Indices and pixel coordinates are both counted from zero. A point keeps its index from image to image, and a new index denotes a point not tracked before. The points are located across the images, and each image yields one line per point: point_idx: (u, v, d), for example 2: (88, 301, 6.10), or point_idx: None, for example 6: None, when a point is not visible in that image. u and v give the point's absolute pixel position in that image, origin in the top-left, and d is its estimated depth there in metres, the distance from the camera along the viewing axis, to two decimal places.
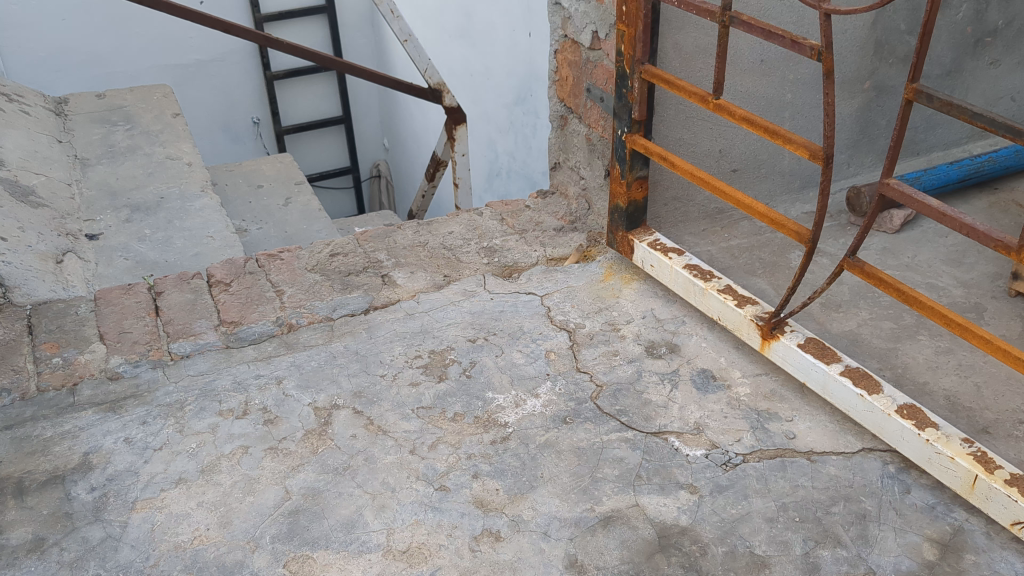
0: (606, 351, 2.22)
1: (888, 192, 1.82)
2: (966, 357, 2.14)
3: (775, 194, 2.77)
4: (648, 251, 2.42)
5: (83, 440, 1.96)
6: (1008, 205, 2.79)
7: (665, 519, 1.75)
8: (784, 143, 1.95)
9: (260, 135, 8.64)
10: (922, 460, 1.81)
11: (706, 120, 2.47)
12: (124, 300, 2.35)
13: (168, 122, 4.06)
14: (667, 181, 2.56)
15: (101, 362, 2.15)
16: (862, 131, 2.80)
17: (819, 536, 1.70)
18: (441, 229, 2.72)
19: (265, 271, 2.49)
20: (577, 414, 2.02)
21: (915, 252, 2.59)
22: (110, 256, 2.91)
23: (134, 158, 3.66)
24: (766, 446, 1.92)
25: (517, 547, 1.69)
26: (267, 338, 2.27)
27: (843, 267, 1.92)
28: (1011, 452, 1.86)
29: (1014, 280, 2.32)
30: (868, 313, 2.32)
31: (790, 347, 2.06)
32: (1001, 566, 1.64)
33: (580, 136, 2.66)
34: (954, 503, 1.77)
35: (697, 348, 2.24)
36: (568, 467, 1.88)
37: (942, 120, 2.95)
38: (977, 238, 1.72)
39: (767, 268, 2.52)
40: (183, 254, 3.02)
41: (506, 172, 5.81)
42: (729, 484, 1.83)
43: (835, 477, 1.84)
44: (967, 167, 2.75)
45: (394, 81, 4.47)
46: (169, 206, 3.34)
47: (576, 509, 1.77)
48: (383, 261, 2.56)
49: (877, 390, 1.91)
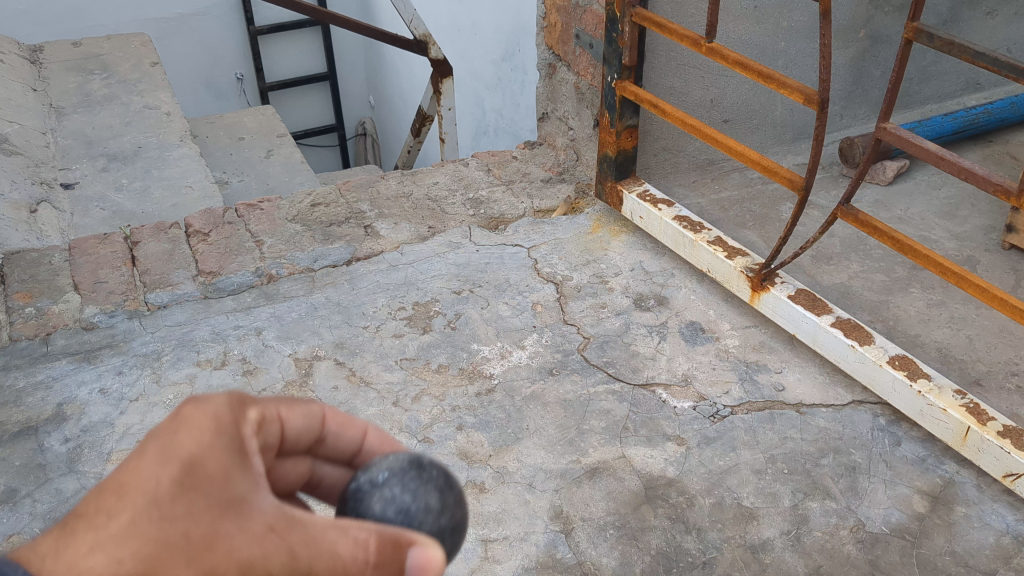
0: (594, 303, 2.17)
1: (885, 138, 1.77)
2: (958, 310, 2.12)
3: (766, 145, 2.73)
4: (637, 202, 2.37)
5: (57, 390, 1.91)
6: (1003, 158, 2.75)
7: (652, 470, 1.72)
8: (779, 87, 1.89)
9: (244, 91, 8.56)
10: (913, 412, 1.78)
11: (698, 68, 2.41)
12: (99, 250, 2.29)
13: (146, 70, 3.94)
14: (657, 131, 2.49)
15: (75, 313, 2.10)
16: (855, 82, 2.76)
17: (808, 488, 1.68)
18: (426, 179, 2.66)
19: (244, 221, 2.43)
20: (564, 366, 1.98)
21: (907, 204, 2.55)
22: (86, 206, 2.85)
23: (111, 106, 3.56)
24: (754, 398, 1.89)
25: (502, 499, 1.66)
26: (246, 288, 2.21)
27: (837, 215, 1.88)
28: (1003, 404, 1.84)
29: (1008, 233, 2.29)
30: (859, 266, 2.28)
31: (780, 299, 2.03)
32: (992, 519, 1.62)
33: (569, 84, 2.60)
34: (945, 456, 1.75)
35: (686, 301, 2.20)
36: (553, 419, 1.84)
37: (937, 71, 2.90)
38: (975, 183, 1.68)
39: (757, 220, 2.49)
40: (160, 204, 2.90)
41: (493, 130, 5.68)
42: (717, 436, 1.80)
43: (825, 429, 1.81)
44: (962, 118, 2.70)
45: (379, 31, 4.36)
46: (147, 154, 3.22)
47: (562, 461, 1.74)
48: (366, 212, 2.49)
49: (868, 341, 1.88)
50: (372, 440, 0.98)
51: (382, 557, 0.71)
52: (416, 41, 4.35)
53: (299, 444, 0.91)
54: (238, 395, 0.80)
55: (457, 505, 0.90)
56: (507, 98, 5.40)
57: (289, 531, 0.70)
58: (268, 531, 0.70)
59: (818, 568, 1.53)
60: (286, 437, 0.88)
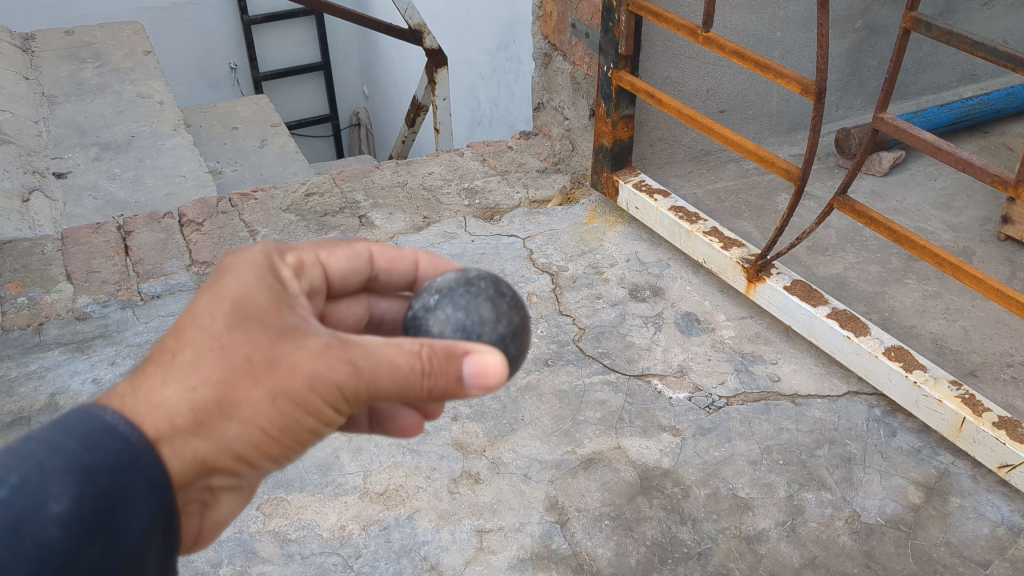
0: (590, 294, 2.17)
1: (882, 128, 1.77)
2: (953, 300, 2.12)
3: (762, 135, 2.73)
4: (633, 192, 2.36)
5: (50, 380, 1.90)
6: (998, 149, 2.75)
7: (647, 461, 1.72)
8: (776, 77, 1.88)
9: (237, 81, 8.52)
10: (908, 403, 1.78)
11: (694, 58, 2.40)
12: (92, 240, 2.28)
13: (138, 59, 3.91)
14: (653, 121, 2.48)
15: (68, 303, 2.09)
16: (852, 72, 2.75)
17: (803, 479, 1.68)
18: (421, 169, 2.64)
19: (238, 211, 2.42)
20: (559, 356, 1.97)
21: (903, 195, 2.54)
22: (79, 195, 2.83)
23: (103, 95, 3.54)
24: (750, 389, 1.89)
25: (497, 489, 1.66)
26: None
27: (833, 205, 1.87)
28: (998, 395, 1.84)
29: (1004, 224, 2.29)
30: (855, 256, 2.28)
31: (776, 289, 2.02)
32: (987, 509, 1.62)
33: (564, 74, 2.58)
34: (941, 447, 1.75)
35: (682, 292, 2.19)
36: (549, 410, 1.83)
37: (933, 62, 2.90)
38: (972, 173, 1.68)
39: (753, 210, 2.49)
40: (153, 194, 2.88)
41: (488, 121, 5.63)
42: (712, 426, 1.80)
43: (820, 420, 1.81)
44: (958, 109, 2.70)
45: (373, 21, 4.34)
46: (140, 144, 3.20)
47: (557, 452, 1.74)
48: (361, 202, 2.48)
49: (864, 332, 1.87)
50: (424, 265, 1.27)
51: (434, 360, 0.93)
52: (411, 31, 4.33)
53: (350, 285, 1.22)
54: (276, 247, 1.08)
55: (510, 311, 1.11)
56: (501, 89, 5.37)
57: (345, 350, 0.91)
58: (328, 348, 0.91)
59: (814, 559, 1.54)
60: (333, 280, 1.18)
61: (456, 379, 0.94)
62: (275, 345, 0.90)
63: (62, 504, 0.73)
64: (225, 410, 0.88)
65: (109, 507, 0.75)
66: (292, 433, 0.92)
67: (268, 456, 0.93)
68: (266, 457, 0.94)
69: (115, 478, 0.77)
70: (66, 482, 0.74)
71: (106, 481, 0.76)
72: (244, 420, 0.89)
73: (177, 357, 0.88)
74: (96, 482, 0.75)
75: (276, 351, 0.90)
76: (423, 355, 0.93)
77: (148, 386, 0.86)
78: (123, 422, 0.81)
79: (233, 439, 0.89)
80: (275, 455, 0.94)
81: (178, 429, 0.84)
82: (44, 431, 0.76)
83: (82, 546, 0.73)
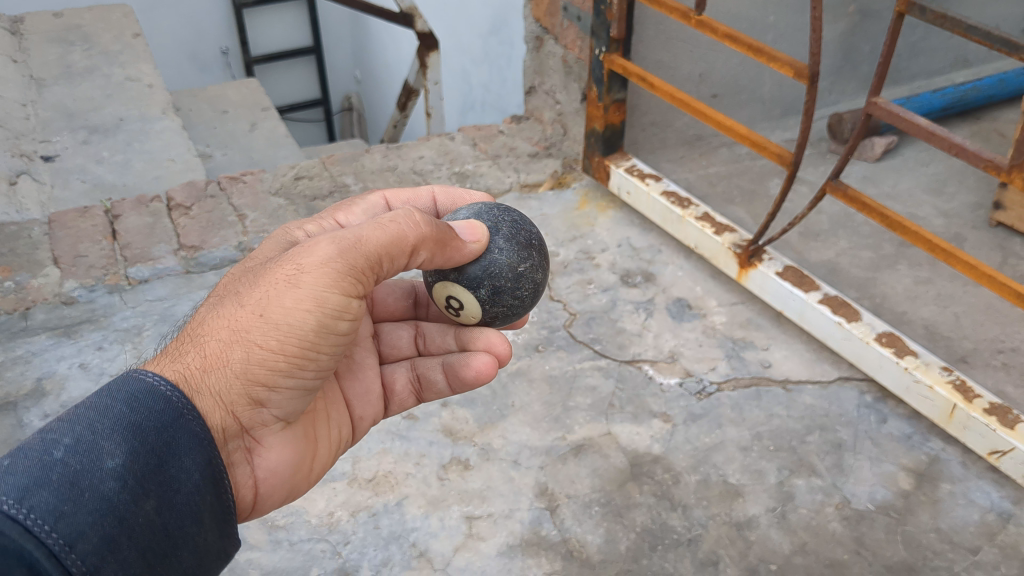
0: (581, 279, 2.15)
1: (875, 113, 1.75)
2: (945, 287, 2.11)
3: (754, 120, 2.71)
4: (625, 177, 2.35)
5: (36, 366, 1.89)
6: (990, 135, 2.75)
7: (637, 447, 1.72)
8: (769, 61, 1.86)
9: (228, 65, 8.48)
10: (900, 389, 1.78)
11: (687, 41, 2.39)
12: (79, 224, 2.26)
13: (127, 42, 3.86)
14: (646, 105, 2.47)
15: (55, 287, 2.07)
16: (845, 57, 2.74)
17: (793, 465, 1.67)
18: (412, 153, 2.62)
19: (226, 194, 2.40)
20: (550, 342, 1.96)
21: (895, 180, 2.54)
22: (67, 179, 2.81)
23: (92, 79, 3.50)
24: (741, 375, 1.88)
25: (486, 476, 1.65)
26: (228, 263, 2.19)
27: (825, 190, 1.86)
28: (989, 381, 1.84)
29: (995, 210, 2.29)
30: (847, 242, 2.27)
31: (767, 275, 2.01)
32: (977, 496, 1.62)
33: (556, 57, 2.56)
34: (931, 433, 1.75)
35: (673, 277, 2.18)
36: (539, 396, 1.83)
37: (926, 47, 2.88)
38: (965, 159, 1.66)
39: (745, 196, 2.50)
40: (142, 177, 2.85)
41: (479, 106, 5.57)
42: (703, 413, 1.79)
43: (811, 406, 1.80)
44: (951, 95, 2.68)
45: (364, 4, 4.30)
46: (128, 127, 3.17)
47: (547, 438, 1.73)
48: (351, 186, 2.46)
49: (856, 318, 1.87)
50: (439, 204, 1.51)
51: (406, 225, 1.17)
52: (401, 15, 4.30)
53: None
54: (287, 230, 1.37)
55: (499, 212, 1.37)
56: (493, 73, 5.30)
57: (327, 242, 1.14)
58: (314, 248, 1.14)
59: (804, 545, 1.53)
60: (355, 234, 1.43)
61: (422, 222, 1.18)
62: (259, 279, 1.13)
63: (115, 459, 0.93)
64: (230, 335, 1.08)
65: (157, 464, 0.96)
66: (299, 337, 1.11)
67: (288, 367, 1.12)
68: (285, 373, 1.13)
69: (160, 435, 0.97)
70: (117, 441, 0.94)
71: (152, 437, 0.96)
72: (244, 337, 1.09)
73: (192, 325, 1.13)
74: (142, 438, 0.96)
75: (263, 276, 1.13)
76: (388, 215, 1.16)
77: (171, 349, 1.10)
78: (164, 384, 1.01)
79: (242, 357, 1.09)
80: (292, 373, 1.13)
81: (194, 368, 1.06)
82: (94, 398, 0.97)
83: (140, 500, 0.93)
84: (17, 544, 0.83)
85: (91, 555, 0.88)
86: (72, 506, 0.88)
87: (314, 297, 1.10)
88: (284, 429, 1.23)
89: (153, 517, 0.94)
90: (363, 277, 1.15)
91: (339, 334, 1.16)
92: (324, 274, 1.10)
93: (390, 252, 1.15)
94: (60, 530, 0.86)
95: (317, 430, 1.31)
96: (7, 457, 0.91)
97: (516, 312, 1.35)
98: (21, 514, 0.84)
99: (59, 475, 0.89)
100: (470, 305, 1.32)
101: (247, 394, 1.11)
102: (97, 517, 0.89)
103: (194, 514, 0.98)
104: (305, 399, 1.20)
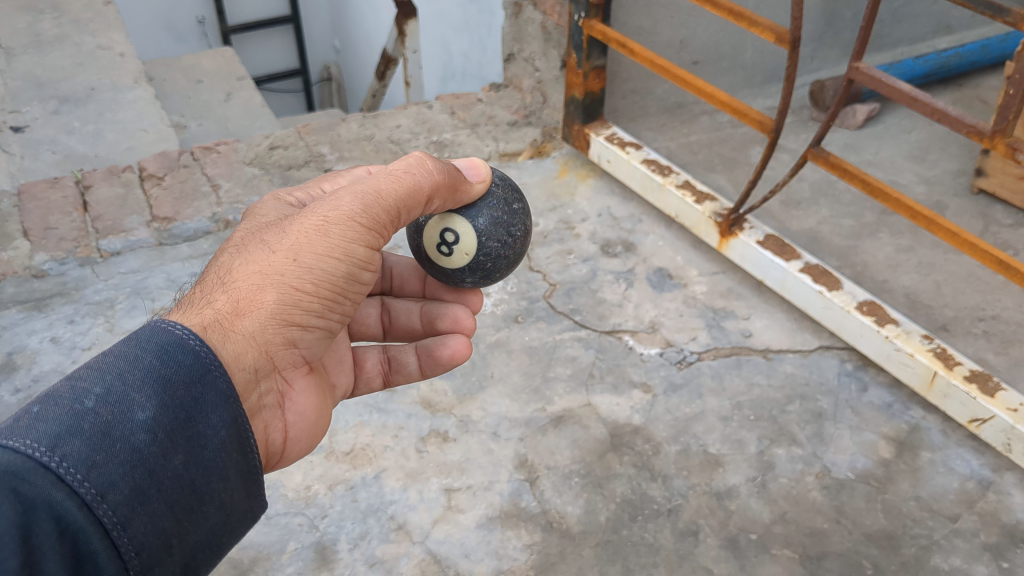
0: (560, 249, 2.13)
1: (858, 78, 1.72)
2: (926, 255, 2.10)
3: (736, 88, 2.69)
4: (605, 145, 2.32)
5: (6, 340, 1.86)
6: (973, 101, 2.73)
7: (617, 418, 1.70)
8: (750, 25, 1.83)
9: (205, 34, 8.37)
10: (880, 357, 1.77)
11: (667, 7, 2.35)
12: (50, 195, 2.21)
13: (98, 10, 3.78)
14: (626, 72, 2.43)
15: (25, 260, 2.02)
16: (827, 23, 2.71)
17: (773, 434, 1.67)
18: (389, 122, 2.57)
19: (200, 164, 2.36)
20: (529, 313, 1.94)
21: (877, 148, 2.52)
22: (36, 150, 2.75)
23: (62, 47, 3.43)
24: (721, 344, 1.87)
25: (465, 448, 1.64)
26: (202, 235, 2.15)
27: (807, 157, 1.83)
28: (969, 349, 1.83)
29: (977, 177, 2.28)
30: (828, 211, 2.25)
31: (749, 244, 1.99)
32: (956, 464, 1.62)
33: (535, 23, 2.52)
34: (911, 402, 1.74)
35: (654, 247, 2.16)
36: (518, 367, 1.81)
37: (909, 13, 2.86)
38: (948, 124, 1.65)
39: (726, 164, 2.48)
40: (114, 148, 2.80)
41: None
42: (684, 382, 1.78)
43: (791, 375, 1.79)
44: (933, 61, 2.67)
45: None
46: (100, 97, 3.10)
47: (527, 409, 1.71)
48: (326, 155, 2.42)
49: (837, 287, 1.85)
50: None
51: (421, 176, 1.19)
52: None
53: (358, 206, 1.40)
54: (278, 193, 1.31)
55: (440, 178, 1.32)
56: None
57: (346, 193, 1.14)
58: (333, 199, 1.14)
59: (783, 514, 1.53)
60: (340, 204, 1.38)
61: (436, 170, 1.21)
62: (283, 226, 1.12)
63: (145, 412, 0.88)
64: (264, 278, 1.07)
65: (186, 419, 0.91)
66: (331, 282, 1.11)
67: (317, 311, 1.12)
68: (317, 315, 1.12)
69: (189, 389, 0.92)
70: (148, 393, 0.89)
71: (182, 392, 0.91)
72: (278, 280, 1.07)
73: (210, 275, 1.09)
74: (173, 391, 0.90)
75: (283, 226, 1.12)
76: (405, 165, 1.19)
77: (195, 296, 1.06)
78: (193, 337, 0.95)
79: (277, 299, 1.07)
80: (323, 314, 1.13)
81: (226, 313, 1.04)
82: (122, 346, 0.91)
83: (168, 454, 0.88)
84: (47, 493, 0.78)
85: (122, 506, 0.84)
86: (104, 456, 0.83)
87: (344, 244, 1.11)
88: (305, 374, 1.21)
89: (181, 472, 0.89)
90: (384, 229, 1.16)
91: (362, 283, 1.18)
92: (351, 225, 1.11)
93: (409, 203, 1.18)
94: (92, 480, 0.82)
95: (326, 380, 1.30)
96: (35, 404, 0.86)
97: (501, 261, 1.34)
98: (53, 462, 0.80)
99: (91, 425, 0.84)
100: (465, 237, 1.30)
101: (282, 335, 1.09)
102: (128, 469, 0.85)
103: (220, 471, 0.93)
104: (327, 342, 1.19)
